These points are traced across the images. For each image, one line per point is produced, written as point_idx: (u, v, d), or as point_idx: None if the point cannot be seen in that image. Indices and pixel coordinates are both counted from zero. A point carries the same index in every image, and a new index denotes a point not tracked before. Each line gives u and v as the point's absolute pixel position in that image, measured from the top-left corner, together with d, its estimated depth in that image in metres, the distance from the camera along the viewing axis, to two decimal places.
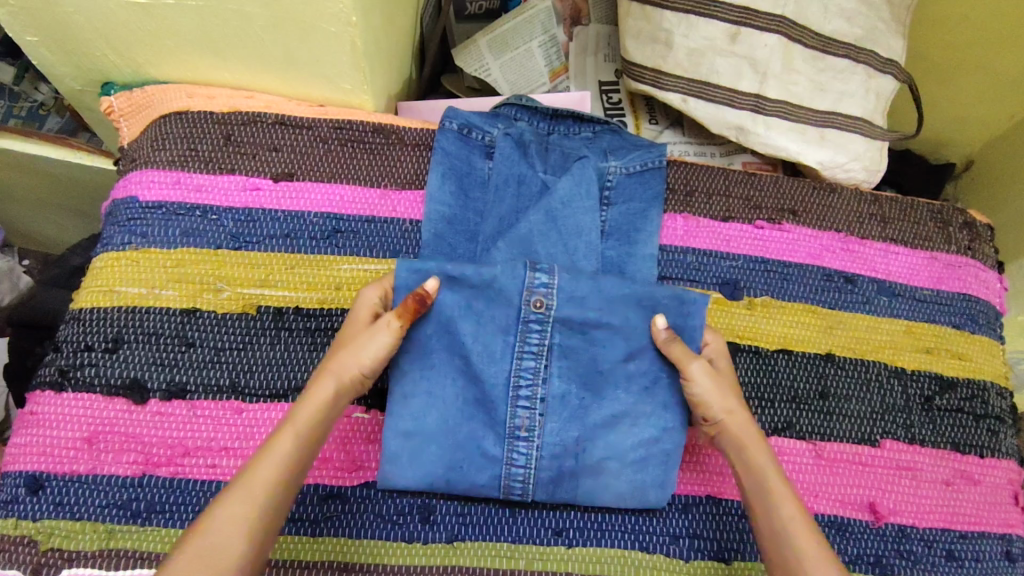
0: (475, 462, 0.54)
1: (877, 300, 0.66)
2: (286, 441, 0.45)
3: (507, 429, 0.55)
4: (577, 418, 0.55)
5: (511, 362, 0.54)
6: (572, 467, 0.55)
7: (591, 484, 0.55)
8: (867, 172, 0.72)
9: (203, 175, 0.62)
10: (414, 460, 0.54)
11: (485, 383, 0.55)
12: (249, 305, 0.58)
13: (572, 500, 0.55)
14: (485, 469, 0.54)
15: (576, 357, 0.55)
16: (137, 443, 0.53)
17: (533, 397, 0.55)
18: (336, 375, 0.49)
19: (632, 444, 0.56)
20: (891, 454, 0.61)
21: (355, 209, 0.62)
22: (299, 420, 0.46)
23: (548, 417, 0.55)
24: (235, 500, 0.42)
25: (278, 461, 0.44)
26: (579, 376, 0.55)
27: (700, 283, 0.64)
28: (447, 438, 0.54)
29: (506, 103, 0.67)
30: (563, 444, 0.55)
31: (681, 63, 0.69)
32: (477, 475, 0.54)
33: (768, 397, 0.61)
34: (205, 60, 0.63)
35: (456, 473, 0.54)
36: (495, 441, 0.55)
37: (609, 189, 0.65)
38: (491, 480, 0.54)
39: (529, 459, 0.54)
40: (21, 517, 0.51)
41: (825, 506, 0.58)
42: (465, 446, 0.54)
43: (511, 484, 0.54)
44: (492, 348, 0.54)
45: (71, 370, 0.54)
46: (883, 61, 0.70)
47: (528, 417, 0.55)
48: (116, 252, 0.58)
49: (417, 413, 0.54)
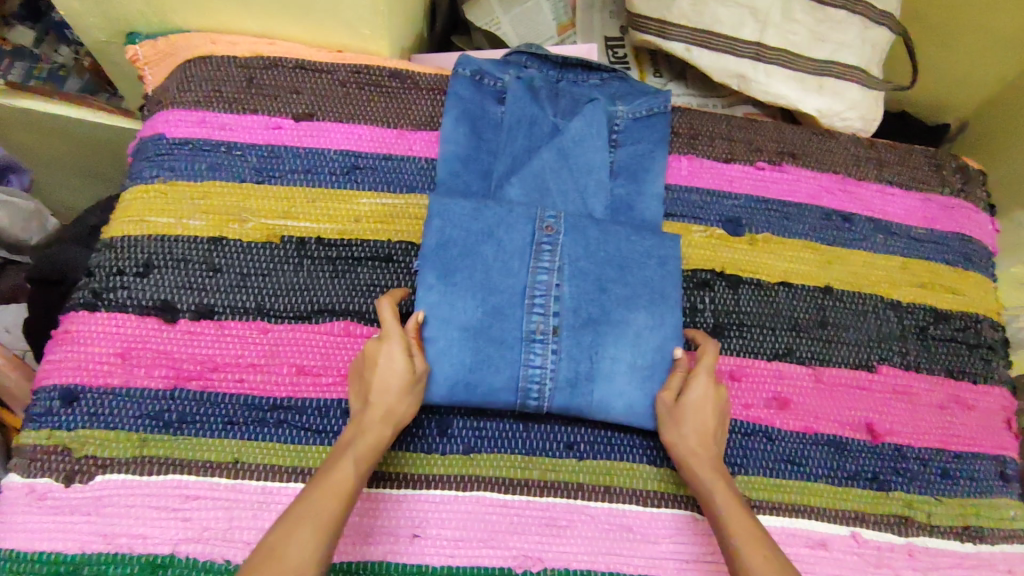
0: (496, 361, 0.56)
1: (874, 237, 0.69)
2: (348, 469, 0.46)
3: (523, 332, 0.57)
4: (590, 328, 0.58)
5: (525, 275, 0.58)
6: (587, 372, 0.57)
7: (605, 390, 0.57)
8: (863, 121, 0.75)
9: (227, 114, 0.64)
10: (439, 362, 0.55)
11: (499, 297, 0.57)
12: (274, 234, 0.60)
13: (586, 410, 0.57)
14: (502, 372, 0.56)
15: (585, 274, 0.59)
16: (169, 358, 0.55)
17: (547, 305, 0.58)
18: (383, 406, 0.50)
19: (638, 351, 0.58)
20: (888, 379, 0.64)
21: (373, 147, 0.65)
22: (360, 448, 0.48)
23: (561, 327, 0.57)
24: (307, 529, 0.42)
25: (342, 493, 0.45)
26: (586, 290, 0.58)
27: (704, 220, 0.67)
28: (466, 339, 0.56)
29: (517, 50, 0.69)
30: (579, 351, 0.57)
31: (685, 12, 0.72)
32: (493, 379, 0.56)
33: (769, 324, 0.63)
34: (228, 8, 0.66)
35: (476, 376, 0.56)
36: (511, 345, 0.57)
37: (617, 132, 0.68)
38: (507, 383, 0.56)
39: (545, 360, 0.57)
40: (55, 427, 0.53)
41: (825, 426, 0.61)
42: (486, 351, 0.56)
43: (528, 386, 0.56)
44: (505, 252, 0.58)
45: (104, 292, 0.57)
46: (878, 12, 0.73)
47: (542, 322, 0.57)
48: (145, 185, 0.61)
49: (438, 319, 0.56)
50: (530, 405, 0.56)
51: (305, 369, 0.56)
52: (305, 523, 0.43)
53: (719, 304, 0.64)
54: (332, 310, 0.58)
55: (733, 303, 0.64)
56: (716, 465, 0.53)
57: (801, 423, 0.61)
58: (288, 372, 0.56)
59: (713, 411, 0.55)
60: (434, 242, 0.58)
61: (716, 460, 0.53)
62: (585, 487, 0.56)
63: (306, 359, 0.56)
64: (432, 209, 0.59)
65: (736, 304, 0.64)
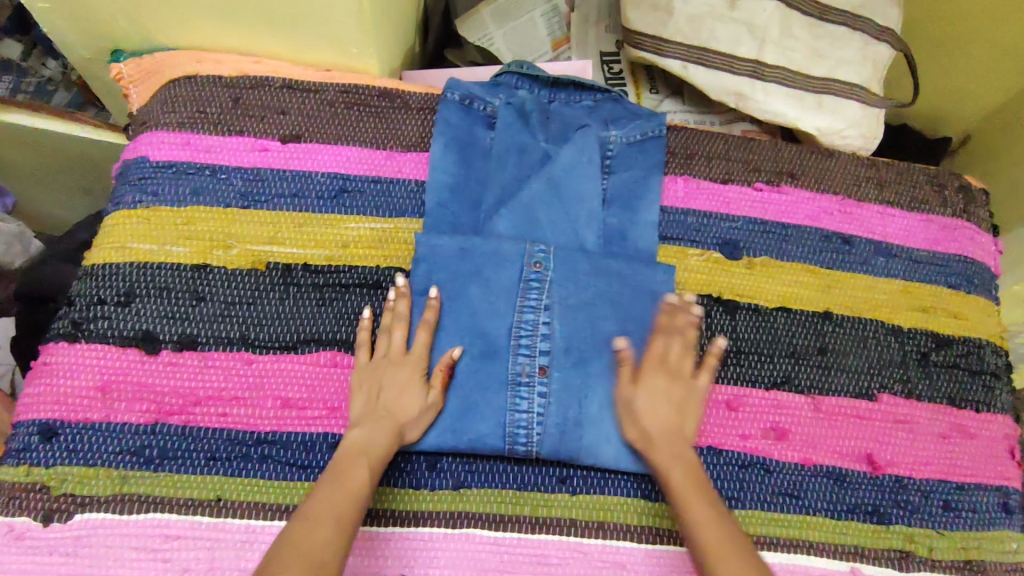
0: (482, 408, 0.55)
1: (875, 260, 0.67)
2: (363, 472, 0.49)
3: (509, 375, 0.55)
4: (579, 369, 0.56)
5: (512, 315, 0.57)
6: (577, 415, 0.55)
7: (593, 435, 0.55)
8: (864, 139, 0.74)
9: (212, 136, 0.63)
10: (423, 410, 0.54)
11: (488, 337, 0.56)
12: (259, 261, 0.59)
13: (576, 455, 0.55)
14: (490, 419, 0.55)
15: (574, 313, 0.57)
16: (149, 392, 0.54)
17: (534, 345, 0.56)
18: (393, 417, 0.52)
19: None
20: (888, 408, 0.62)
21: (362, 169, 0.63)
22: (371, 453, 0.50)
23: (550, 367, 0.56)
24: (323, 527, 0.45)
25: (357, 489, 0.48)
26: (575, 329, 0.57)
27: (701, 243, 0.65)
28: (452, 384, 0.55)
29: (506, 71, 0.68)
30: (568, 393, 0.56)
31: (681, 30, 0.71)
32: (480, 424, 0.54)
33: (768, 352, 0.62)
34: (214, 26, 0.64)
35: (462, 423, 0.54)
36: (497, 388, 0.55)
37: (610, 157, 0.65)
38: (493, 430, 0.54)
39: (531, 404, 0.55)
40: (33, 464, 0.52)
41: (824, 457, 0.60)
42: (472, 395, 0.55)
43: (515, 432, 0.54)
44: (492, 297, 0.57)
45: (84, 322, 0.55)
46: (877, 27, 0.72)
47: (528, 363, 0.56)
48: (127, 210, 0.60)
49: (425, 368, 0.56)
50: (518, 451, 0.54)
51: (290, 402, 0.55)
52: (325, 520, 0.45)
53: (716, 331, 0.62)
54: (318, 340, 0.57)
55: (731, 329, 0.62)
56: (681, 454, 0.53)
57: (800, 455, 0.59)
58: (272, 405, 0.54)
59: (669, 399, 0.55)
60: (422, 283, 0.58)
61: (682, 444, 0.54)
62: (577, 523, 0.54)
63: (291, 391, 0.55)
64: (419, 250, 0.58)
65: (734, 330, 0.62)
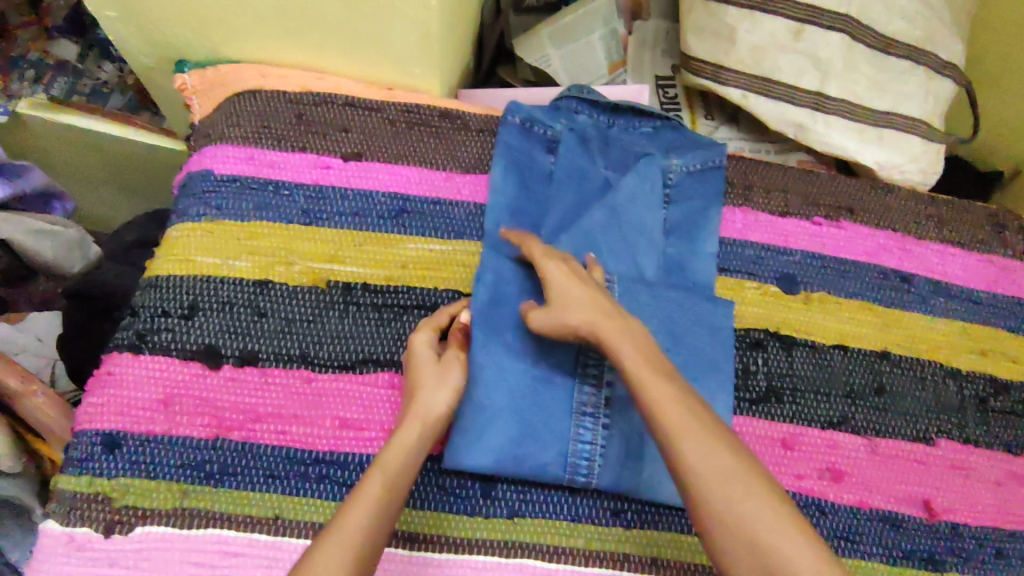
0: (544, 437, 0.55)
1: (934, 300, 0.66)
2: (377, 484, 0.46)
3: (574, 405, 0.56)
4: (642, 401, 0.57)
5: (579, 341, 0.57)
6: (638, 448, 0.55)
7: (654, 470, 0.55)
8: (922, 175, 0.74)
9: (276, 151, 0.63)
10: (483, 433, 0.54)
11: (551, 364, 0.56)
12: (320, 279, 0.59)
13: (635, 489, 0.54)
14: (551, 447, 0.54)
15: None
16: (211, 407, 0.54)
17: (600, 375, 0.56)
18: (421, 416, 0.50)
19: None
20: (944, 453, 0.62)
21: (421, 190, 0.63)
22: (386, 462, 0.48)
23: (615, 400, 0.56)
24: (331, 545, 0.42)
25: (372, 501, 0.45)
26: None
27: (759, 276, 0.64)
28: (513, 412, 0.55)
29: (568, 96, 0.67)
30: (631, 427, 0.56)
31: (743, 58, 0.70)
32: (541, 453, 0.54)
33: (824, 390, 0.61)
34: (279, 41, 0.65)
35: (524, 450, 0.54)
36: (561, 416, 0.56)
37: (670, 187, 0.65)
38: (553, 459, 0.54)
39: (595, 435, 0.55)
40: (95, 474, 0.52)
41: (881, 501, 0.59)
42: (533, 421, 0.55)
43: (577, 463, 0.54)
44: None
45: (148, 334, 0.56)
46: (942, 63, 0.71)
47: (595, 395, 0.56)
48: (192, 223, 0.60)
49: (487, 387, 0.55)
50: (577, 482, 0.54)
51: (348, 423, 0.55)
52: (334, 539, 0.43)
53: (773, 367, 0.61)
54: (376, 361, 0.57)
55: (787, 366, 0.62)
56: (621, 328, 0.51)
57: (855, 497, 0.59)
58: (330, 425, 0.55)
59: (581, 279, 0.54)
60: (486, 297, 0.57)
61: (611, 316, 0.51)
62: (630, 558, 0.54)
63: (349, 411, 0.55)
64: (489, 263, 0.59)
65: (791, 367, 0.62)
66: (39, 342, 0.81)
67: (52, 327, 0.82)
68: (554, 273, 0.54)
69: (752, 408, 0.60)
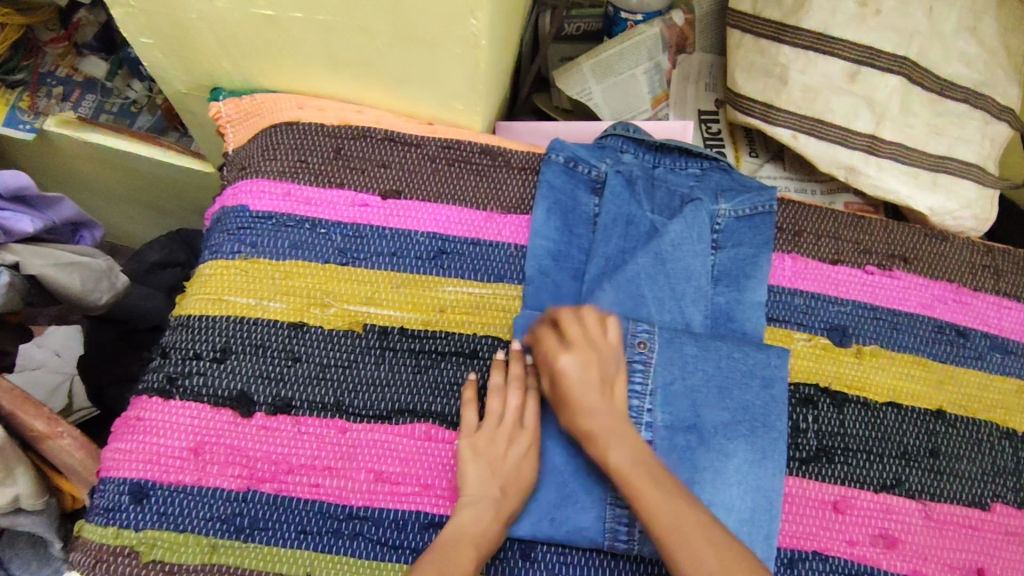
0: (582, 498, 0.53)
1: (990, 356, 0.63)
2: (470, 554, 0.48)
3: None
4: (688, 462, 0.54)
5: None
6: None
7: None
8: (976, 221, 0.70)
9: (312, 187, 0.61)
10: None
11: None
12: (357, 322, 0.57)
13: None
14: (591, 510, 0.53)
15: (679, 399, 0.56)
16: (242, 457, 0.52)
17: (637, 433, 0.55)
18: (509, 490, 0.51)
19: (739, 492, 0.54)
20: (1001, 519, 0.59)
21: (461, 231, 0.61)
22: (478, 535, 0.49)
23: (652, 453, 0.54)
24: None
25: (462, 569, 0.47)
26: (681, 417, 0.55)
27: (808, 326, 0.62)
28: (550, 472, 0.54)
29: (612, 134, 0.66)
30: None
31: (795, 99, 0.68)
32: (580, 515, 0.52)
33: (877, 452, 0.59)
34: (319, 73, 0.63)
35: (561, 512, 0.53)
36: (603, 476, 0.53)
37: (718, 232, 0.63)
38: (594, 521, 0.52)
39: None
40: (122, 526, 0.50)
41: (934, 570, 0.57)
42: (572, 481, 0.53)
43: (618, 527, 0.52)
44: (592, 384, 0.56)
45: (179, 378, 0.54)
46: (1000, 108, 0.68)
47: None
48: (226, 260, 0.58)
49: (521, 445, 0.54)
50: (618, 547, 0.52)
51: (383, 476, 0.53)
52: None
53: (823, 425, 0.59)
54: (414, 411, 0.55)
55: (838, 424, 0.59)
56: (621, 431, 0.51)
57: (909, 566, 0.56)
58: (365, 478, 0.53)
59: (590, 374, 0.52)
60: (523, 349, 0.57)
61: (610, 416, 0.52)
62: None
63: (385, 465, 0.53)
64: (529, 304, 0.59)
65: (841, 425, 0.59)
66: (59, 357, 0.84)
67: (70, 343, 0.85)
68: (570, 367, 0.52)
69: (801, 469, 0.57)
